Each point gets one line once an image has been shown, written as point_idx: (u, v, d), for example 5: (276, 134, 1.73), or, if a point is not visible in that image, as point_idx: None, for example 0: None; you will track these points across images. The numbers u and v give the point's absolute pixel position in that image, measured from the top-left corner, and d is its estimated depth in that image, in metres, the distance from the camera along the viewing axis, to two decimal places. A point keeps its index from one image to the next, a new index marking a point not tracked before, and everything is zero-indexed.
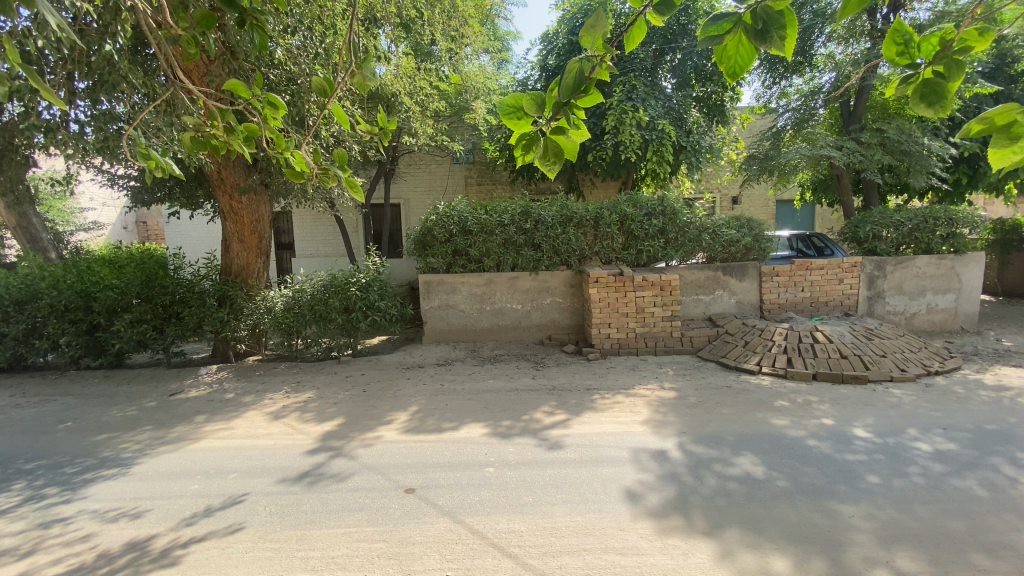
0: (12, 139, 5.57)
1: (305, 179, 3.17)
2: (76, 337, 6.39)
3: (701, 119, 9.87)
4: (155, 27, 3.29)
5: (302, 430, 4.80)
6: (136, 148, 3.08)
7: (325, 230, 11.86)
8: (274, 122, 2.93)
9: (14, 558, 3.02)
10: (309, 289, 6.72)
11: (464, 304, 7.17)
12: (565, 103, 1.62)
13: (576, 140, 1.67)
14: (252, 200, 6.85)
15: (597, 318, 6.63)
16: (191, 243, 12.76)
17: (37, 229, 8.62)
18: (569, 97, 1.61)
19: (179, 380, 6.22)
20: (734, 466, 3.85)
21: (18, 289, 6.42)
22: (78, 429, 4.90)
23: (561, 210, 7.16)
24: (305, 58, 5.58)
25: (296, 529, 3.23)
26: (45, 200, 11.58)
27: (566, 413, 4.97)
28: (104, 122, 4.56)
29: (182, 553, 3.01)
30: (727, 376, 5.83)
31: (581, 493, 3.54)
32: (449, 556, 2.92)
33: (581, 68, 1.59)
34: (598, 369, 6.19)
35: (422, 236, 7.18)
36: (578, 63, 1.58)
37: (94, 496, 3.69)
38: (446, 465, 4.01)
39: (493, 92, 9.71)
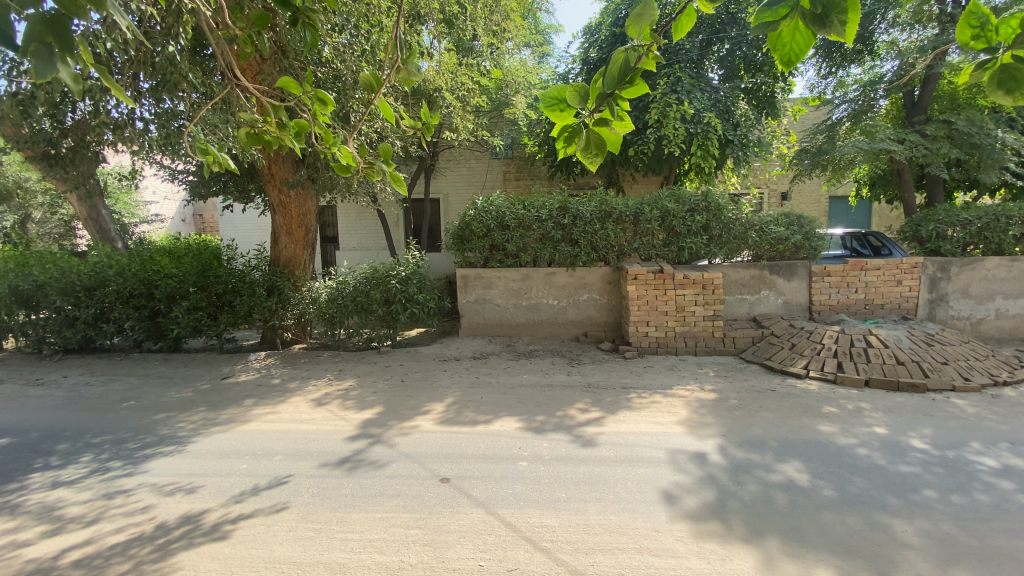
0: (83, 136, 5.94)
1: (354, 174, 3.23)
2: (138, 322, 6.84)
3: (749, 112, 9.43)
4: (215, 28, 3.45)
5: (343, 416, 4.97)
6: (195, 144, 3.24)
7: (368, 224, 12.17)
8: (323, 119, 3.02)
9: (82, 525, 3.26)
10: (351, 281, 6.93)
11: (501, 299, 7.20)
12: (610, 95, 1.54)
13: (620, 132, 1.64)
14: (300, 194, 7.12)
15: (636, 316, 6.50)
16: (243, 234, 13.37)
17: (105, 220, 9.19)
18: (614, 88, 1.56)
19: (230, 365, 6.55)
20: (777, 472, 3.71)
21: (89, 276, 6.92)
22: (140, 408, 5.25)
23: (600, 205, 7.06)
24: (351, 56, 5.73)
25: (336, 511, 3.35)
26: (112, 194, 12.37)
27: (602, 410, 4.93)
28: (166, 120, 4.89)
29: (232, 528, 3.19)
30: (772, 380, 5.61)
31: (615, 492, 3.50)
32: (482, 546, 2.96)
33: (627, 57, 1.53)
34: (635, 367, 6.08)
35: (460, 230, 7.26)
36: (623, 53, 1.53)
37: (153, 470, 3.94)
38: (480, 457, 4.06)
39: (535, 86, 9.77)
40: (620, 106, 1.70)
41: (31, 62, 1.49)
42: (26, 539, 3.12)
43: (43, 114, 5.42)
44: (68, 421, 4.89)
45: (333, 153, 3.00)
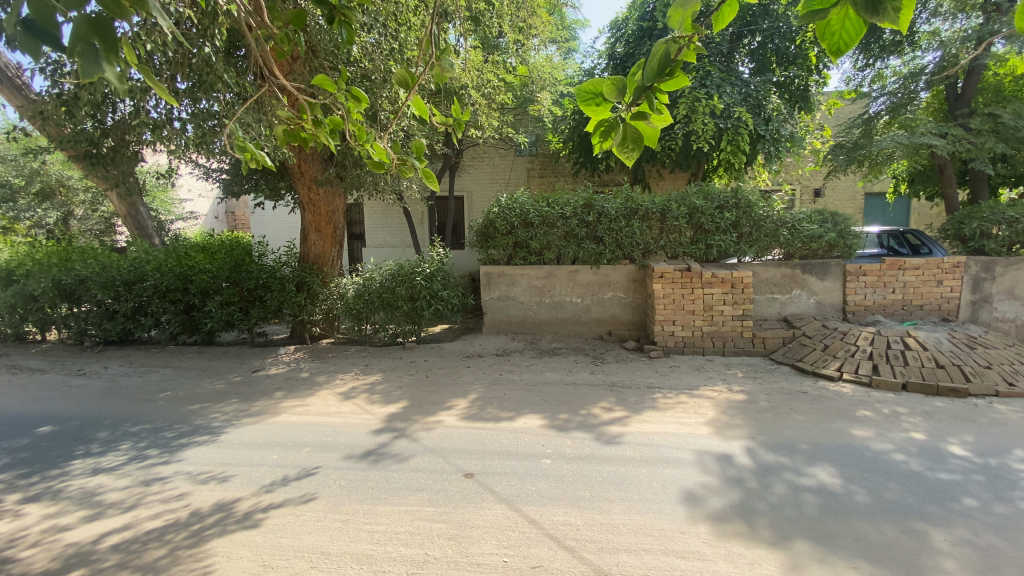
0: (123, 136, 6.16)
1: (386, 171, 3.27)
2: (174, 315, 7.08)
3: (781, 106, 9.15)
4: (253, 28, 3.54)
5: (369, 410, 5.04)
6: (233, 141, 3.34)
7: (394, 222, 12.32)
8: (355, 116, 3.06)
9: (121, 511, 3.39)
10: (377, 278, 7.02)
11: (524, 296, 7.19)
12: (649, 87, 1.54)
13: (658, 126, 1.61)
14: (328, 192, 7.25)
15: (662, 315, 6.41)
16: (273, 231, 13.70)
17: (143, 217, 9.46)
18: (653, 81, 1.54)
19: (261, 358, 6.73)
20: (808, 476, 3.62)
21: (128, 271, 7.19)
22: (175, 398, 5.44)
23: (626, 202, 6.98)
24: (379, 55, 5.78)
25: (362, 503, 3.41)
26: (150, 192, 12.83)
27: (626, 410, 4.88)
28: (203, 119, 4.98)
29: (262, 517, 3.27)
30: (803, 382, 5.46)
31: (639, 492, 3.46)
32: (506, 542, 2.96)
33: (667, 49, 1.50)
34: (661, 367, 6.00)
35: (484, 227, 7.28)
36: (664, 44, 1.49)
37: (187, 459, 4.08)
38: (503, 453, 4.06)
39: (560, 82, 9.77)
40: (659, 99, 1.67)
41: (77, 62, 1.59)
42: (70, 523, 3.27)
43: (87, 116, 5.66)
44: (108, 410, 5.10)
45: (366, 151, 3.05)
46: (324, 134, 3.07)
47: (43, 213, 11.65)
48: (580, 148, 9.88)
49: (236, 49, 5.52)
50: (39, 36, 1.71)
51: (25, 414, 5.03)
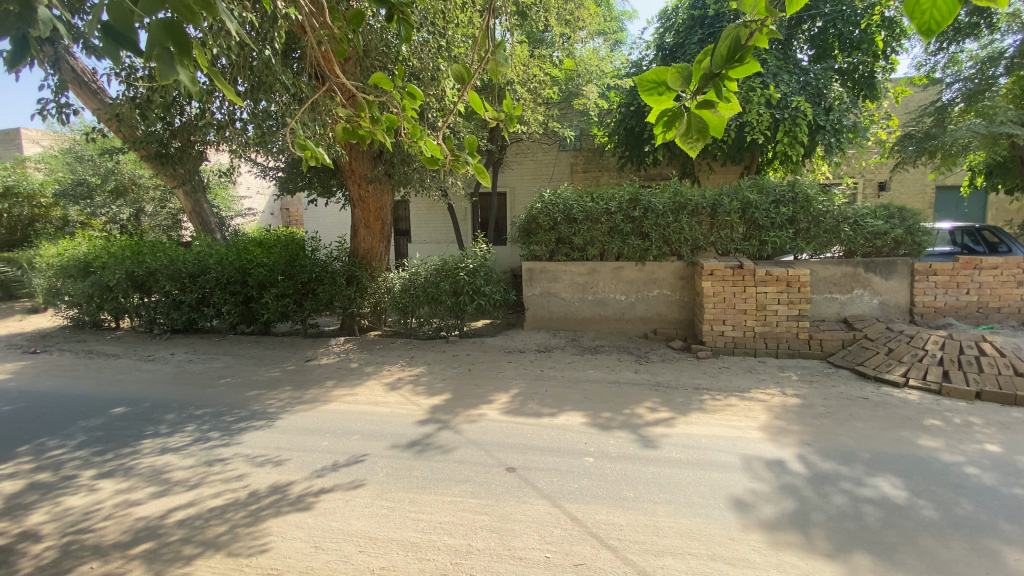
0: (188, 137, 6.57)
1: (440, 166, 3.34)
2: (234, 306, 7.48)
3: (845, 95, 8.61)
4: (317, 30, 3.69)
5: (414, 401, 5.16)
6: (295, 139, 3.49)
7: (438, 218, 12.53)
8: (409, 113, 3.14)
9: (185, 488, 3.62)
10: (422, 273, 7.16)
11: (566, 293, 7.14)
12: (717, 75, 1.49)
13: (725, 114, 1.55)
14: (377, 189, 7.44)
15: (710, 314, 6.21)
16: (325, 227, 14.25)
17: (206, 213, 9.92)
18: (721, 68, 1.48)
19: (313, 348, 7.01)
20: (868, 486, 3.42)
21: (193, 264, 7.66)
22: (235, 384, 5.76)
23: (674, 197, 6.80)
24: (427, 53, 5.85)
25: (408, 491, 3.49)
26: (212, 189, 13.57)
27: (672, 410, 4.77)
28: (262, 120, 5.19)
29: (314, 500, 3.41)
30: (863, 387, 5.16)
31: (686, 495, 3.38)
32: (548, 538, 2.96)
33: (738, 33, 1.46)
34: (709, 368, 5.81)
35: (527, 223, 7.28)
36: (735, 28, 1.46)
37: (246, 442, 4.31)
38: (546, 449, 4.06)
39: (608, 75, 9.67)
40: (727, 87, 1.60)
41: (159, 65, 1.77)
42: (141, 498, 3.52)
43: (158, 118, 6.06)
44: (175, 393, 5.46)
45: (420, 148, 3.12)
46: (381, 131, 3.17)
47: (116, 209, 12.62)
48: (625, 142, 9.70)
49: (291, 51, 5.75)
50: (119, 41, 1.85)
51: (102, 395, 5.45)
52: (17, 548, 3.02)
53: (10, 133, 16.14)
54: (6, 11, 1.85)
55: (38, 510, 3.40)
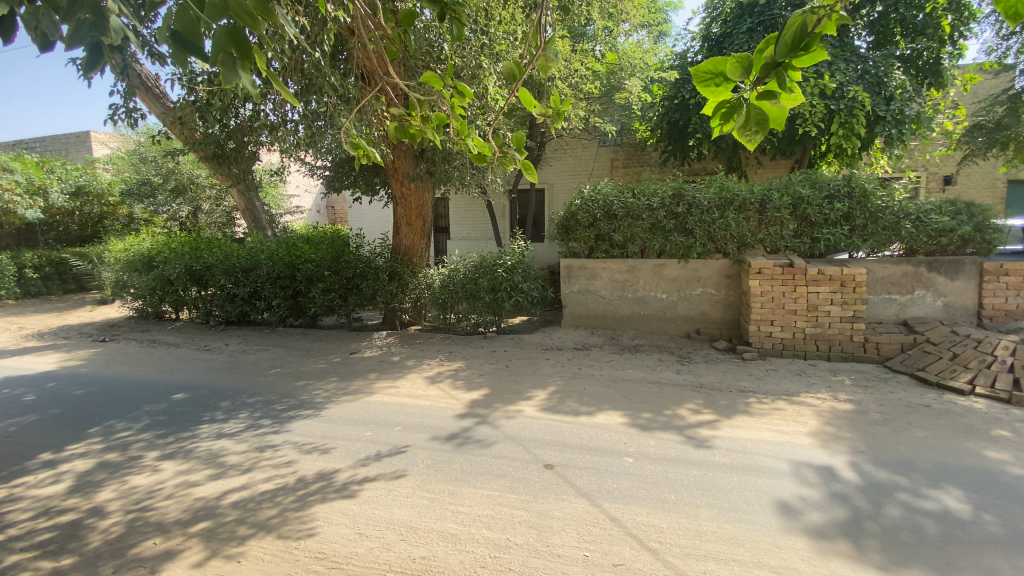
0: (242, 138, 6.88)
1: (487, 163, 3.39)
2: (283, 300, 7.81)
3: (907, 83, 8.11)
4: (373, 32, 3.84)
5: (453, 395, 5.24)
6: (347, 139, 3.62)
7: (477, 215, 12.64)
8: (458, 111, 3.21)
9: (239, 472, 3.82)
10: (461, 269, 7.25)
11: (606, 291, 7.07)
12: (780, 64, 1.48)
13: (786, 106, 1.52)
14: (418, 187, 7.58)
15: (757, 314, 5.99)
16: (368, 225, 14.67)
17: (258, 210, 10.26)
18: (784, 57, 1.47)
19: (356, 341, 7.24)
20: (928, 498, 3.23)
21: (245, 259, 8.04)
22: (284, 374, 6.02)
23: (720, 192, 6.61)
24: (470, 52, 5.93)
25: (448, 484, 3.56)
26: (264, 188, 14.18)
27: (715, 413, 4.64)
28: (311, 121, 5.40)
29: (358, 488, 3.52)
30: (924, 394, 4.86)
31: (730, 500, 3.29)
32: (587, 537, 2.95)
33: (804, 21, 1.44)
34: (755, 370, 5.62)
35: (566, 220, 7.25)
36: (801, 16, 1.44)
37: (294, 430, 4.50)
38: (584, 448, 4.04)
39: (651, 68, 9.55)
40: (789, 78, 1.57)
41: (223, 71, 1.87)
42: (199, 479, 3.73)
43: (216, 120, 6.40)
44: (229, 381, 5.77)
45: (467, 145, 3.17)
46: (431, 130, 3.24)
47: (176, 207, 13.39)
48: (669, 135, 9.55)
49: (340, 53, 5.93)
50: (186, 47, 1.95)
51: (163, 382, 5.81)
52: (87, 522, 3.25)
53: (82, 136, 17.40)
54: (81, 20, 2.04)
55: (108, 487, 3.66)
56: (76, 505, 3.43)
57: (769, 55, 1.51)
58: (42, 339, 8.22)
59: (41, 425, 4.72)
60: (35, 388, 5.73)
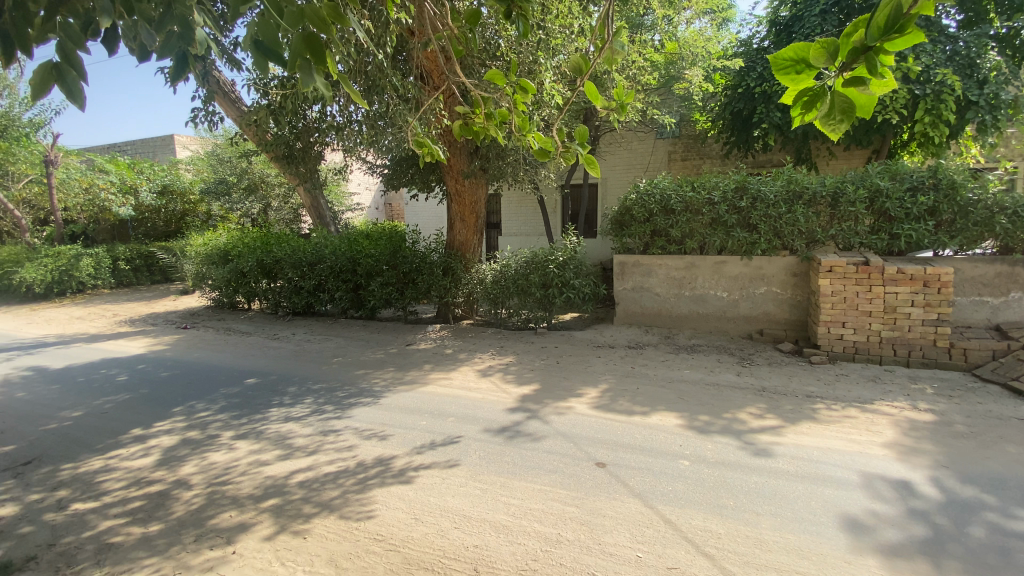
0: (308, 137, 7.27)
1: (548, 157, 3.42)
2: (345, 293, 8.18)
3: (1005, 64, 7.37)
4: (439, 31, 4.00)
5: (505, 389, 5.31)
6: (414, 137, 3.78)
7: (528, 211, 12.67)
8: (521, 107, 3.26)
9: (305, 454, 4.05)
10: (513, 265, 7.30)
11: (661, 288, 6.90)
12: (871, 48, 1.41)
13: (875, 92, 1.47)
14: (472, 183, 7.70)
15: (828, 314, 5.65)
16: (424, 221, 15.07)
17: (322, 206, 10.77)
18: (876, 41, 1.39)
19: (412, 334, 7.48)
20: (1023, 520, 2.94)
21: (311, 254, 8.48)
22: (345, 363, 6.33)
23: (788, 185, 6.29)
24: (527, 48, 6.00)
25: (500, 476, 3.61)
26: (328, 186, 14.88)
27: (779, 418, 4.43)
28: (374, 120, 5.64)
29: (414, 475, 3.65)
30: (1020, 406, 4.41)
31: (794, 510, 3.13)
32: (640, 538, 2.91)
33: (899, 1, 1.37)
34: (822, 374, 5.31)
35: (620, 215, 7.14)
36: None
37: (355, 416, 4.72)
38: (637, 448, 3.98)
39: (713, 56, 9.27)
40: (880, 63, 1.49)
41: (300, 76, 2.02)
42: (269, 459, 3.99)
43: (286, 121, 6.82)
44: (296, 368, 6.13)
45: (529, 141, 3.23)
46: (495, 126, 3.31)
47: (249, 205, 14.36)
48: (731, 126, 9.23)
49: (401, 54, 6.14)
50: (266, 54, 2.07)
51: (237, 367, 6.26)
52: (174, 492, 3.57)
53: (167, 139, 18.96)
54: (171, 32, 2.23)
55: (189, 462, 3.99)
56: (163, 477, 3.76)
57: (858, 40, 1.44)
58: (134, 325, 9.06)
59: (134, 403, 5.22)
60: (128, 369, 6.34)
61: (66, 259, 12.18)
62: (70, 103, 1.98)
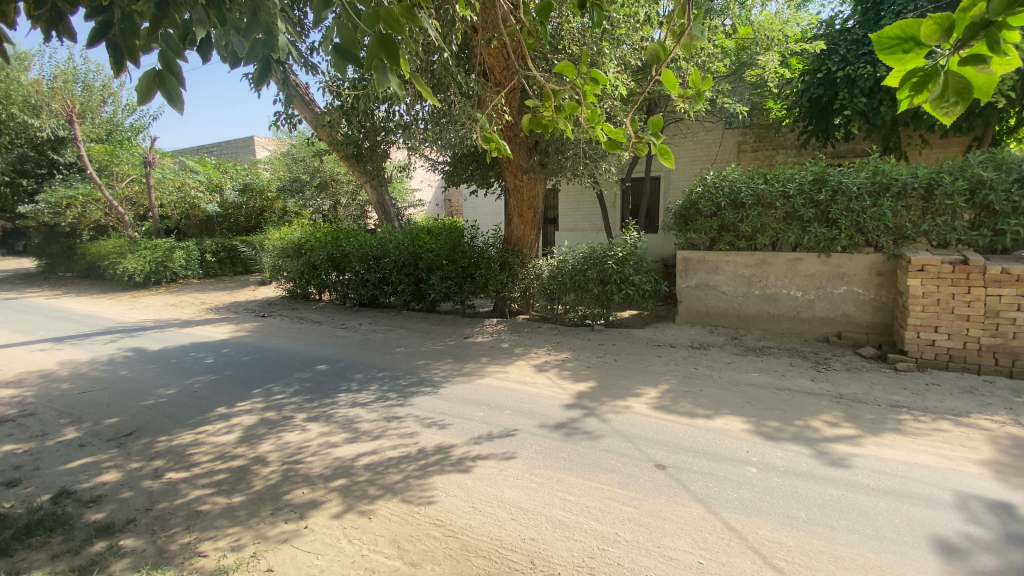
0: (375, 136, 7.58)
1: (620, 149, 3.40)
2: (406, 286, 8.47)
3: None
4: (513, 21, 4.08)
5: (561, 385, 5.31)
6: (482, 133, 3.86)
7: (587, 206, 12.52)
8: (591, 99, 3.24)
9: (369, 438, 4.25)
10: (571, 260, 7.22)
11: (727, 286, 6.60)
12: (992, 23, 1.28)
13: (997, 72, 1.33)
14: (531, 178, 7.71)
15: (918, 318, 5.16)
16: (482, 216, 15.29)
17: (387, 202, 11.19)
18: (999, 15, 1.26)
19: (470, 327, 7.63)
20: None
21: (376, 248, 8.85)
22: (407, 353, 6.57)
23: (874, 176, 5.82)
24: (591, 39, 5.95)
25: (556, 471, 3.62)
26: (392, 183, 15.43)
27: (858, 428, 4.13)
28: (438, 118, 5.79)
29: (471, 465, 3.74)
30: None
31: (873, 527, 2.91)
32: (702, 544, 2.82)
33: None
34: (909, 383, 4.88)
35: (685, 209, 6.88)
36: None
37: (416, 404, 4.89)
38: (699, 451, 3.85)
39: (789, 40, 8.76)
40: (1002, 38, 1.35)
41: (376, 76, 2.09)
42: (337, 442, 4.22)
43: (357, 121, 7.15)
44: (362, 357, 6.44)
45: (600, 133, 3.21)
46: (565, 119, 3.31)
47: (320, 201, 15.21)
48: (809, 114, 8.66)
49: (465, 51, 6.28)
50: (345, 57, 2.17)
51: (309, 354, 6.66)
52: (253, 467, 3.86)
53: (248, 142, 20.45)
54: (256, 39, 2.38)
55: (267, 440, 4.30)
56: (244, 453, 4.08)
57: (977, 14, 1.30)
58: (218, 313, 9.86)
59: (219, 383, 5.70)
60: (214, 353, 6.92)
61: (162, 251, 13.44)
62: (171, 108, 2.18)
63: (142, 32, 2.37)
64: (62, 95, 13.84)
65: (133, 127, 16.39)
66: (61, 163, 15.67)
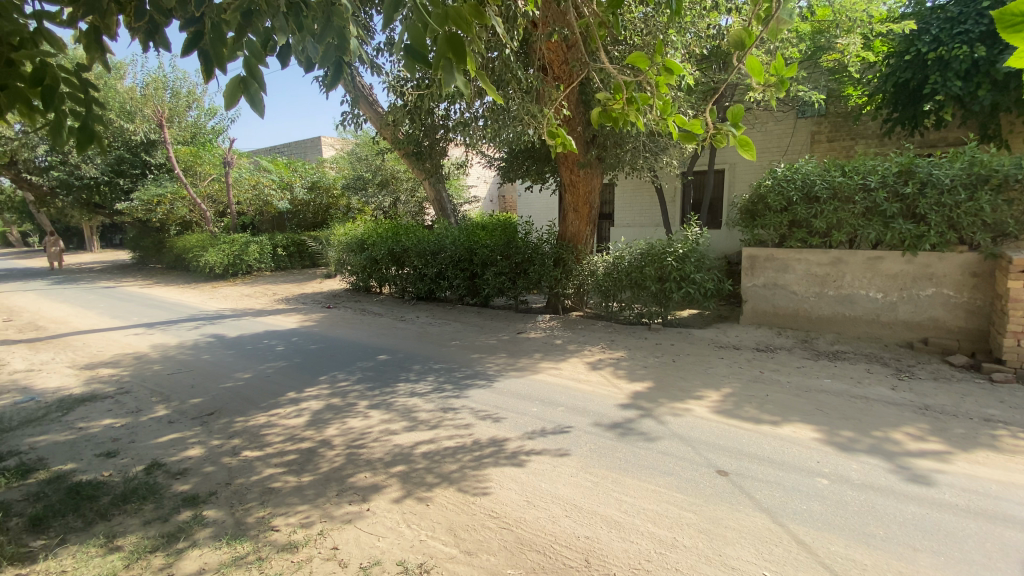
0: (433, 134, 7.78)
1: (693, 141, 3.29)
2: (462, 281, 8.63)
3: None
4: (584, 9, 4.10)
5: (616, 384, 5.22)
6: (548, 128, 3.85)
7: (645, 201, 12.22)
8: (663, 90, 3.16)
9: (426, 427, 4.38)
10: (628, 257, 7.07)
11: (798, 286, 6.23)
12: None
13: None
14: (588, 173, 7.62)
15: (1020, 324, 4.66)
16: (537, 212, 15.29)
17: (445, 198, 11.45)
18: None
19: (523, 322, 7.66)
20: None
21: (433, 243, 9.09)
22: (462, 346, 6.70)
23: (970, 167, 5.32)
24: (657, 26, 5.82)
25: (611, 470, 3.58)
26: (450, 180, 15.75)
27: (946, 443, 3.78)
28: (497, 115, 5.83)
29: (525, 459, 3.76)
30: None
31: (964, 550, 2.67)
32: (767, 555, 2.69)
33: None
34: (1008, 395, 4.41)
35: (752, 204, 6.54)
36: None
37: (471, 397, 4.98)
38: (764, 459, 3.67)
39: (873, 21, 8.15)
40: None
41: (443, 75, 2.07)
42: (396, 429, 4.38)
43: (418, 119, 7.35)
44: (419, 348, 6.64)
45: (672, 125, 3.14)
46: (636, 112, 3.26)
47: (381, 198, 15.79)
48: (894, 100, 7.99)
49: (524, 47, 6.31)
50: (414, 57, 2.21)
51: (370, 344, 6.95)
52: (319, 450, 4.09)
53: (316, 142, 21.55)
54: (329, 44, 2.49)
55: (332, 425, 4.53)
56: (311, 436, 4.32)
57: None
58: (288, 303, 10.48)
59: (289, 369, 6.07)
60: (284, 341, 7.38)
61: (239, 245, 14.49)
62: (255, 113, 2.33)
63: (230, 42, 2.53)
64: (152, 101, 15.16)
65: (214, 130, 17.73)
66: (153, 164, 17.19)
